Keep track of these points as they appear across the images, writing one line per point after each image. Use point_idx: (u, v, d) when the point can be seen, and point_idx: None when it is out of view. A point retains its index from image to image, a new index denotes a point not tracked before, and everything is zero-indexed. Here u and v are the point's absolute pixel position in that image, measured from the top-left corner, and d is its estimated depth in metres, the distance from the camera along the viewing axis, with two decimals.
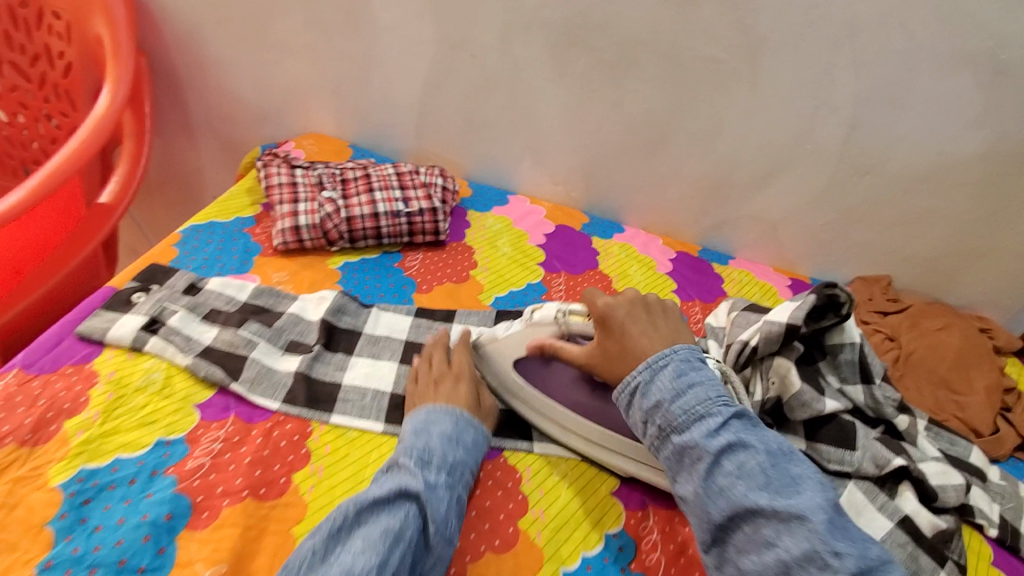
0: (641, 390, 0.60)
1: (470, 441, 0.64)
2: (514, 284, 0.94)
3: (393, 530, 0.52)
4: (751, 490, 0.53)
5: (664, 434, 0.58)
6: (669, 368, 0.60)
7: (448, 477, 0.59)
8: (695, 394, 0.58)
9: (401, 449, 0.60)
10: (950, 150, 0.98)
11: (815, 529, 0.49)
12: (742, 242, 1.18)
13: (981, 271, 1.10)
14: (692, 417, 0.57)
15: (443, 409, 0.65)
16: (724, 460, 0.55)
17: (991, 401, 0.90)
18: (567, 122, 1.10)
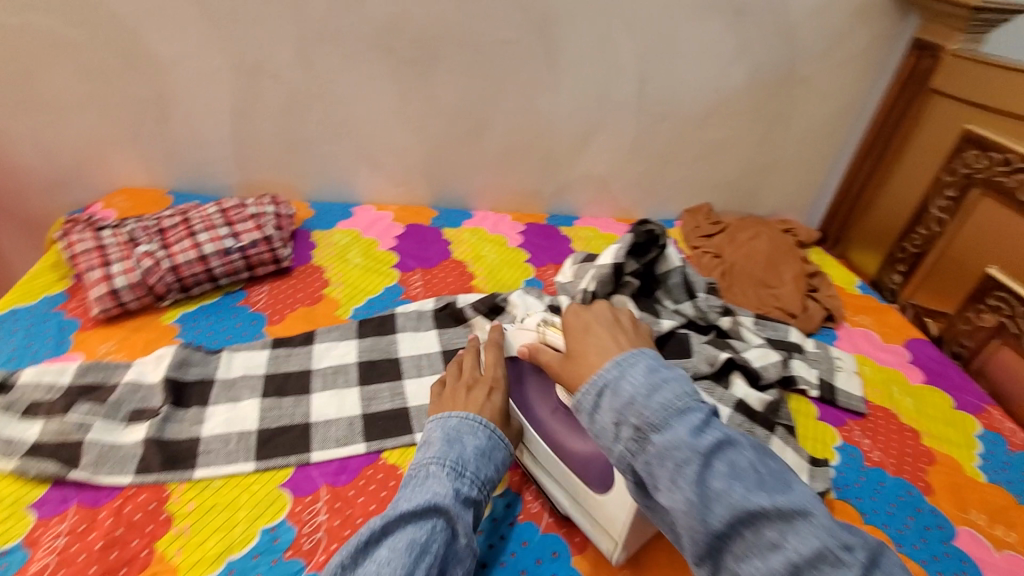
0: (609, 389, 0.53)
1: (501, 456, 0.61)
2: (371, 292, 0.94)
3: (419, 543, 0.51)
4: (749, 491, 0.45)
5: (642, 435, 0.49)
6: (670, 415, 0.49)
7: (477, 492, 0.57)
8: (732, 486, 0.46)
9: (433, 457, 0.58)
10: (723, 85, 1.13)
11: (820, 523, 0.44)
12: (582, 201, 1.27)
13: (775, 180, 1.28)
14: (671, 412, 0.49)
15: (474, 419, 0.62)
16: (713, 460, 0.47)
17: (798, 286, 1.06)
18: (391, 124, 1.11)
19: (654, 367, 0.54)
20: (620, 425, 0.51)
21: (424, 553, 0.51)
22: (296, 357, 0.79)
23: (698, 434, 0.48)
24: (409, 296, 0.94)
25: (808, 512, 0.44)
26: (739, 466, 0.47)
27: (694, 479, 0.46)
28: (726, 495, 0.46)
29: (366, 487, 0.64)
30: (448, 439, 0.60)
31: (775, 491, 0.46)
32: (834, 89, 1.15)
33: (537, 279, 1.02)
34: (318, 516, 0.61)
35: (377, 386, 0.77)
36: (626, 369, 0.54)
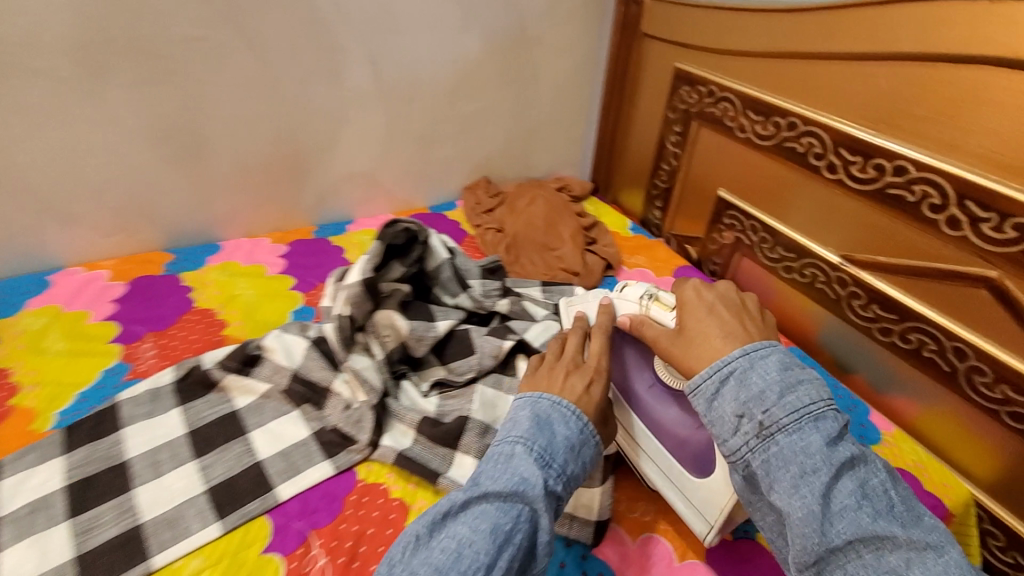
0: (738, 376, 0.56)
1: (592, 453, 0.57)
2: (84, 382, 0.74)
3: (502, 532, 0.47)
4: (876, 516, 0.48)
5: (767, 433, 0.52)
6: (804, 420, 0.52)
7: (561, 487, 0.53)
8: (859, 505, 0.48)
9: (519, 435, 0.54)
10: (461, 56, 1.08)
11: (950, 563, 0.45)
12: (353, 203, 1.15)
13: (541, 142, 1.29)
14: (798, 417, 0.52)
15: (568, 407, 0.58)
16: (843, 476, 0.50)
17: (577, 243, 1.08)
18: (70, 162, 0.87)
19: (787, 364, 0.56)
20: (742, 418, 0.54)
21: (507, 544, 0.47)
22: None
23: (833, 445, 0.51)
24: (139, 372, 0.76)
25: (930, 545, 0.46)
26: (869, 488, 0.50)
27: (820, 490, 0.48)
28: (850, 512, 0.48)
29: None
30: (540, 421, 0.56)
31: (907, 522, 0.48)
32: (568, 44, 1.18)
33: (306, 306, 0.89)
34: None
35: (95, 510, 0.60)
36: (757, 361, 0.56)
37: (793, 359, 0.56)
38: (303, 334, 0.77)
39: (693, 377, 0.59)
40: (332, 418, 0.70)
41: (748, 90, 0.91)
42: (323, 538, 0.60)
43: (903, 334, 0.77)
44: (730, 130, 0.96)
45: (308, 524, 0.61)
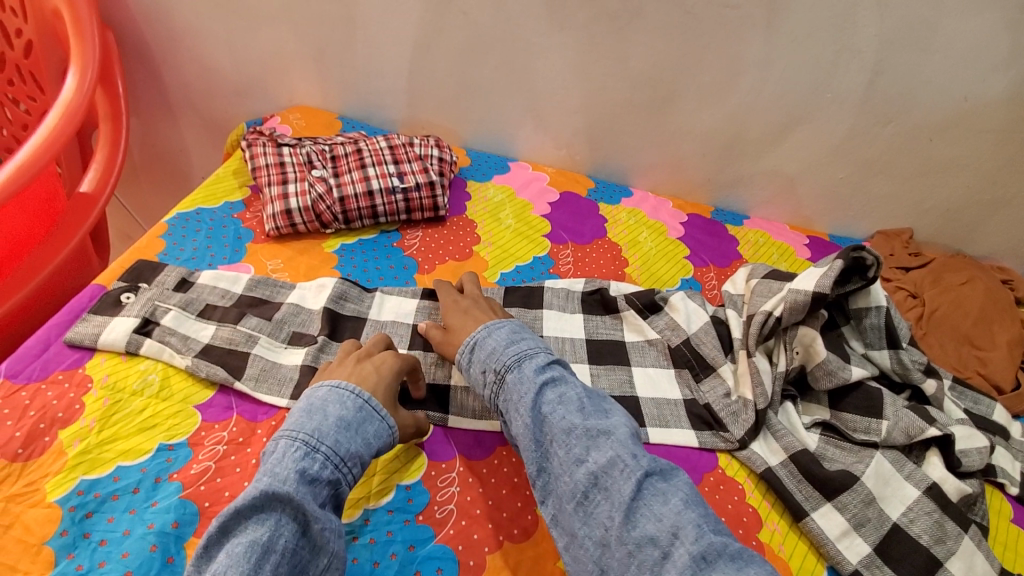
0: (477, 344, 0.62)
1: (371, 429, 0.55)
2: (520, 259, 0.89)
3: (260, 544, 0.44)
4: (568, 414, 0.55)
5: (499, 378, 0.59)
6: (521, 358, 0.60)
7: (332, 473, 0.51)
8: (556, 409, 0.56)
9: (282, 431, 0.52)
10: (977, 93, 0.92)
11: (617, 441, 0.53)
12: (757, 199, 1.12)
13: (1003, 219, 1.05)
14: (521, 357, 0.60)
15: (346, 388, 0.56)
16: (547, 392, 0.57)
17: (1014, 355, 0.88)
18: (570, 80, 1.02)
19: (517, 330, 0.63)
20: (485, 373, 0.60)
21: (267, 553, 0.44)
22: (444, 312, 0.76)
23: (538, 374, 0.59)
24: (559, 271, 0.88)
25: (610, 433, 0.54)
26: (567, 397, 0.57)
27: (530, 405, 0.56)
28: (553, 418, 0.55)
29: (495, 465, 0.62)
30: (308, 409, 0.53)
31: (591, 416, 0.56)
32: None
33: (694, 280, 0.92)
34: (451, 487, 0.60)
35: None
36: (493, 330, 0.63)
37: (521, 327, 0.64)
38: (704, 308, 0.79)
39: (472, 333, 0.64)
40: (710, 397, 0.71)
41: None
42: None
43: None
44: None
45: None
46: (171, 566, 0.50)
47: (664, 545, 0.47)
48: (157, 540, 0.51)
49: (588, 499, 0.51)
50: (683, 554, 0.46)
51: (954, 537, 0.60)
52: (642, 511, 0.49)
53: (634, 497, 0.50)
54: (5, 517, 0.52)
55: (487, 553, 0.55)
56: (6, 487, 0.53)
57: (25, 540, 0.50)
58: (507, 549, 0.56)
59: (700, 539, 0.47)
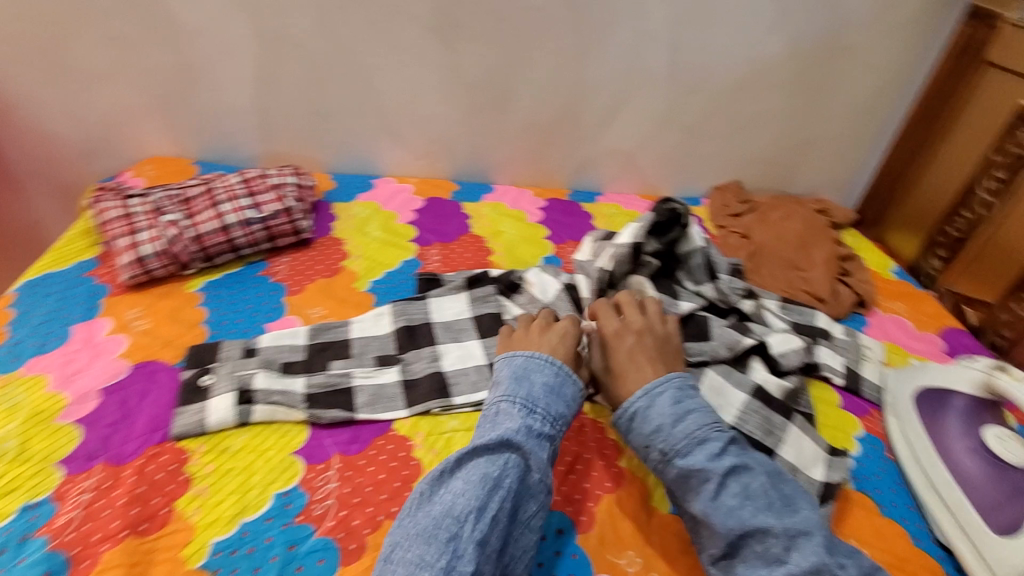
0: (641, 414, 0.64)
1: (569, 393, 0.66)
2: (389, 266, 0.94)
3: (492, 477, 0.56)
4: (759, 511, 0.56)
5: (667, 458, 0.61)
6: (692, 443, 0.60)
7: (550, 429, 0.62)
8: (745, 504, 0.57)
9: (503, 396, 0.64)
10: (758, 56, 1.07)
11: (818, 542, 0.54)
12: (607, 177, 1.23)
13: (810, 159, 1.22)
14: (692, 441, 0.60)
15: (541, 357, 0.68)
16: (730, 481, 0.58)
17: (829, 270, 1.01)
18: (415, 94, 1.09)
19: (679, 397, 0.64)
20: (649, 448, 0.62)
21: (497, 487, 0.55)
22: (336, 329, 0.80)
23: (716, 458, 0.59)
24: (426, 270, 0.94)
25: (779, 527, 0.55)
26: (752, 488, 0.58)
27: (709, 495, 0.57)
28: (735, 511, 0.56)
29: (371, 455, 0.66)
30: (517, 377, 0.66)
31: (784, 513, 0.56)
32: (881, 61, 1.09)
33: (555, 257, 1.01)
34: (330, 484, 0.62)
35: (369, 367, 0.75)
36: (656, 399, 0.64)
37: (687, 391, 0.64)
38: (557, 278, 0.87)
39: (625, 403, 0.65)
40: None
41: None
42: None
43: None
44: None
45: None
46: None
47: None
48: None
49: None
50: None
51: (780, 426, 0.71)
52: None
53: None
54: None
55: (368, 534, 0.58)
56: None
57: None
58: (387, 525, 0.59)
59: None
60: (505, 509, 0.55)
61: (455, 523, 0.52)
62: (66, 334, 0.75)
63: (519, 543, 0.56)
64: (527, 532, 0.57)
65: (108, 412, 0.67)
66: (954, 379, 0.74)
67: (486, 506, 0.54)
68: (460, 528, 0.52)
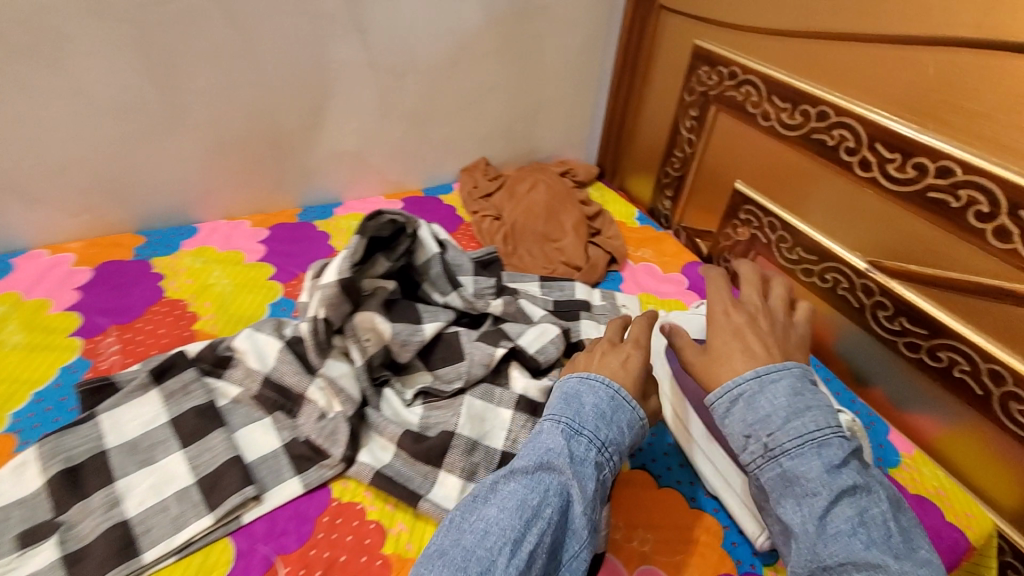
0: (747, 398, 0.52)
1: (626, 420, 0.54)
2: (39, 382, 0.68)
3: (531, 507, 0.46)
4: (873, 545, 0.44)
5: (771, 454, 0.49)
6: (806, 443, 0.48)
7: (596, 455, 0.51)
8: (854, 530, 0.45)
9: (549, 415, 0.54)
10: (457, 26, 0.99)
11: None
12: (340, 183, 1.07)
13: (544, 123, 1.20)
14: (807, 442, 0.48)
15: (596, 377, 0.56)
16: (844, 501, 0.46)
17: (580, 235, 1.00)
18: (29, 134, 0.80)
19: (799, 388, 0.51)
20: (749, 438, 0.51)
21: (536, 518, 0.45)
22: None
23: (834, 471, 0.47)
24: (99, 370, 0.70)
25: (885, 566, 0.43)
26: (867, 513, 0.46)
27: (818, 513, 0.46)
28: (844, 537, 0.45)
29: None
30: (565, 398, 0.55)
31: (899, 552, 0.44)
32: (576, 15, 1.08)
33: (286, 300, 0.83)
34: None
35: (7, 558, 0.52)
36: (768, 385, 0.52)
37: (806, 384, 0.52)
38: (278, 335, 0.70)
39: (707, 396, 0.55)
40: (306, 429, 0.64)
41: (772, 72, 0.84)
42: (290, 566, 0.54)
43: (932, 351, 0.70)
44: (752, 117, 0.89)
45: (275, 548, 0.56)
46: None
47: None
48: None
49: None
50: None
51: None
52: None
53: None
54: None
55: None
56: None
57: None
58: None
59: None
60: (544, 546, 0.45)
61: (490, 555, 0.43)
62: None
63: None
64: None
65: None
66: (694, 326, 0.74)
67: (523, 539, 0.44)
68: (495, 561, 0.42)
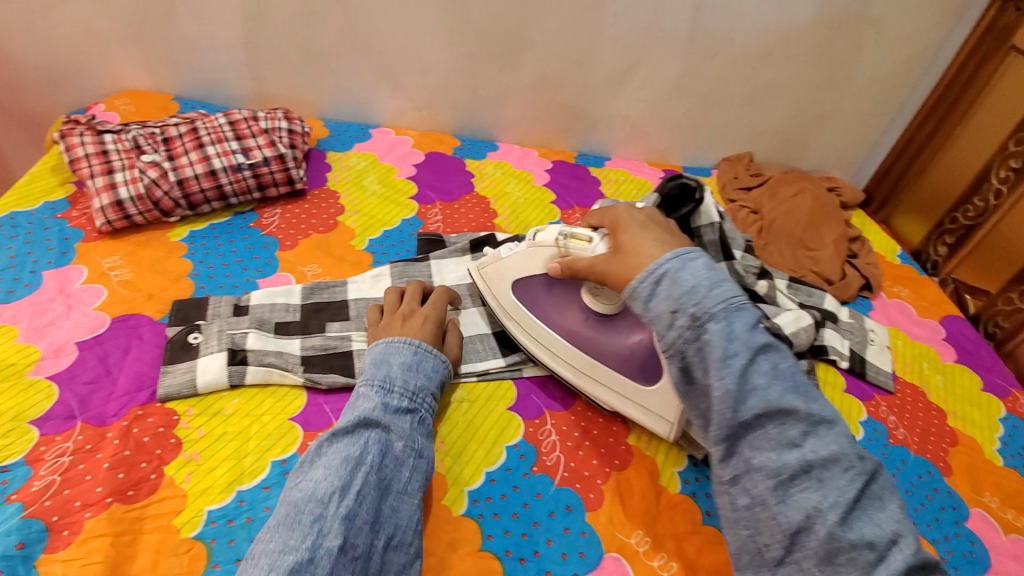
0: (670, 277, 0.52)
1: (431, 367, 0.62)
2: (388, 224, 0.89)
3: (353, 457, 0.52)
4: (785, 393, 0.48)
5: (699, 324, 0.49)
6: (731, 311, 0.49)
7: (409, 403, 0.58)
8: (770, 383, 0.48)
9: (364, 379, 0.59)
10: (786, 20, 1.00)
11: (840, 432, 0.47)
12: (615, 141, 1.17)
13: (824, 135, 1.18)
14: (730, 307, 0.49)
15: (399, 339, 0.63)
16: (760, 358, 0.48)
17: (838, 251, 1.00)
18: (417, 38, 1.00)
19: (715, 265, 0.52)
20: (676, 312, 0.50)
21: (358, 465, 0.52)
22: (331, 290, 0.76)
23: (750, 332, 0.49)
24: (428, 230, 0.89)
25: (796, 410, 0.47)
26: (780, 368, 0.49)
27: (738, 371, 0.47)
28: (763, 389, 0.48)
29: None
30: (376, 359, 0.61)
31: (807, 400, 0.48)
32: (907, 35, 1.04)
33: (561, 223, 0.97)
34: None
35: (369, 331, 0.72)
36: (690, 262, 0.52)
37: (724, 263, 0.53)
38: None
39: (631, 281, 0.55)
40: None
41: None
42: (556, 420, 0.67)
43: None
44: None
45: (545, 403, 0.69)
46: None
47: (881, 549, 0.43)
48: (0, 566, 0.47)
49: (795, 483, 0.46)
50: (899, 560, 0.42)
51: None
52: (859, 514, 0.44)
53: (854, 497, 0.45)
54: None
55: None
56: None
57: None
58: None
59: (919, 551, 0.43)
60: (373, 483, 0.51)
61: (318, 506, 0.49)
62: (36, 282, 0.69)
63: (398, 514, 0.52)
64: (408, 501, 0.53)
65: (87, 369, 0.61)
66: (523, 265, 0.69)
67: (350, 485, 0.50)
68: (324, 509, 0.49)
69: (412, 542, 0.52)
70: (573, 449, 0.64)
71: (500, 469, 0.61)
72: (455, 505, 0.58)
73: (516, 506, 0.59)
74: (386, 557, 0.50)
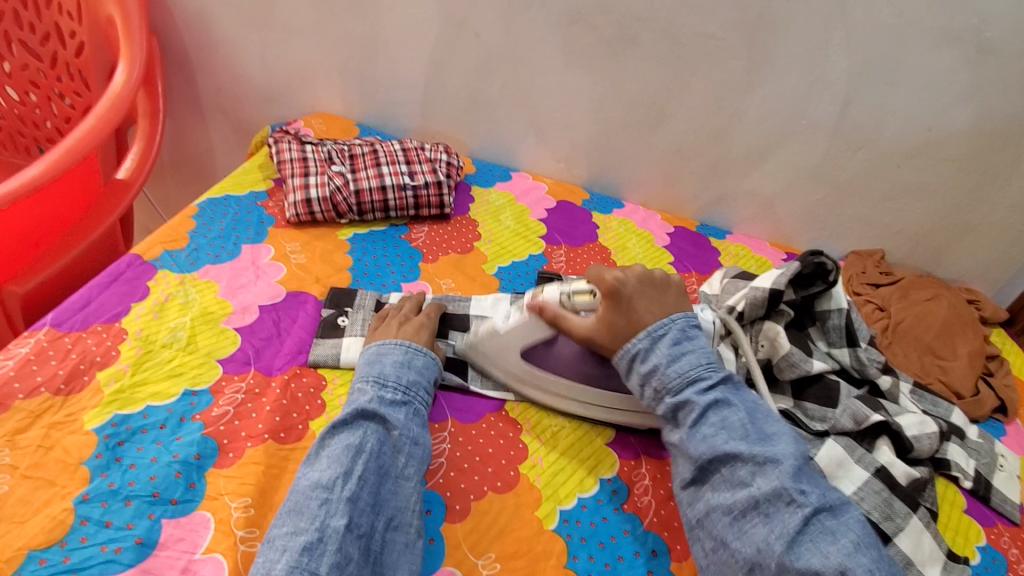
0: (641, 355, 0.65)
1: (422, 364, 0.68)
2: (516, 256, 0.98)
3: (353, 445, 0.57)
4: (730, 440, 0.58)
5: (659, 394, 0.64)
6: (683, 380, 0.63)
7: (403, 395, 0.64)
8: (717, 432, 0.59)
9: (357, 377, 0.66)
10: (940, 126, 1.00)
11: (785, 470, 0.55)
12: (740, 217, 1.20)
13: (969, 245, 1.13)
14: (685, 379, 0.63)
15: (392, 341, 0.69)
16: (710, 414, 0.61)
17: (973, 365, 0.94)
18: (570, 98, 1.11)
19: (679, 339, 0.65)
20: (643, 385, 0.65)
21: (358, 452, 0.57)
22: (457, 303, 0.83)
23: (701, 395, 0.62)
24: (551, 268, 0.97)
25: (738, 454, 0.57)
26: (729, 421, 0.60)
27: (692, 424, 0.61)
28: (709, 439, 0.59)
29: (486, 431, 0.68)
30: (370, 360, 0.67)
31: (756, 443, 0.58)
32: None
33: None
34: (443, 443, 0.66)
35: None
36: (656, 341, 0.65)
37: (686, 335, 0.66)
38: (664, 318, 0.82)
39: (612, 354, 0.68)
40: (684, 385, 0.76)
41: None
42: (651, 466, 0.69)
43: None
44: None
45: (642, 448, 0.71)
46: (193, 490, 0.56)
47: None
48: (181, 468, 0.57)
49: (744, 518, 0.55)
50: None
51: (901, 515, 0.66)
52: (806, 543, 0.51)
53: (799, 530, 0.52)
54: (44, 441, 0.58)
55: (472, 500, 0.61)
56: (46, 416, 0.59)
57: (63, 460, 0.56)
58: (490, 497, 0.62)
59: None
60: (372, 469, 0.56)
61: (324, 491, 0.53)
62: (235, 252, 0.84)
63: (397, 498, 0.56)
64: (405, 485, 0.57)
65: (264, 327, 0.74)
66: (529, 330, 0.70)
67: (352, 471, 0.55)
68: (331, 493, 0.53)
69: (412, 522, 0.55)
70: (665, 497, 0.65)
71: (592, 498, 0.64)
72: (547, 521, 0.61)
73: (603, 535, 0.61)
74: (388, 537, 0.54)
